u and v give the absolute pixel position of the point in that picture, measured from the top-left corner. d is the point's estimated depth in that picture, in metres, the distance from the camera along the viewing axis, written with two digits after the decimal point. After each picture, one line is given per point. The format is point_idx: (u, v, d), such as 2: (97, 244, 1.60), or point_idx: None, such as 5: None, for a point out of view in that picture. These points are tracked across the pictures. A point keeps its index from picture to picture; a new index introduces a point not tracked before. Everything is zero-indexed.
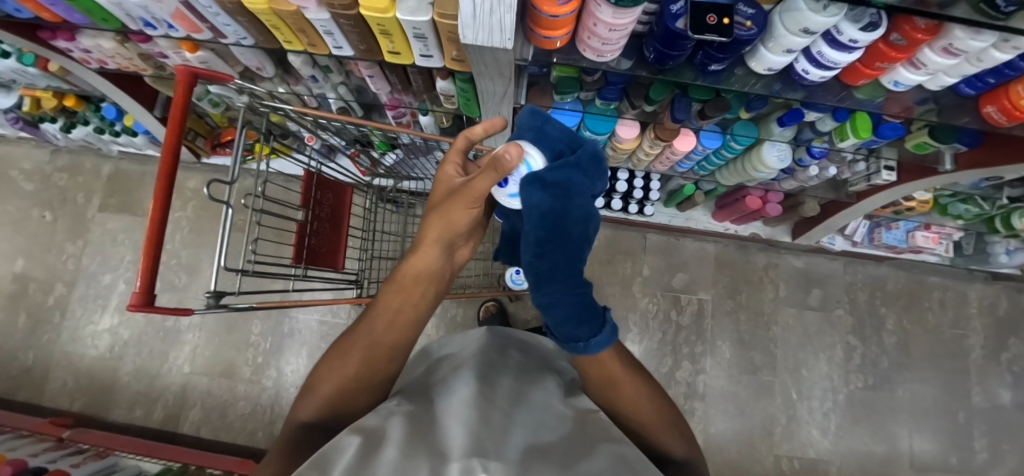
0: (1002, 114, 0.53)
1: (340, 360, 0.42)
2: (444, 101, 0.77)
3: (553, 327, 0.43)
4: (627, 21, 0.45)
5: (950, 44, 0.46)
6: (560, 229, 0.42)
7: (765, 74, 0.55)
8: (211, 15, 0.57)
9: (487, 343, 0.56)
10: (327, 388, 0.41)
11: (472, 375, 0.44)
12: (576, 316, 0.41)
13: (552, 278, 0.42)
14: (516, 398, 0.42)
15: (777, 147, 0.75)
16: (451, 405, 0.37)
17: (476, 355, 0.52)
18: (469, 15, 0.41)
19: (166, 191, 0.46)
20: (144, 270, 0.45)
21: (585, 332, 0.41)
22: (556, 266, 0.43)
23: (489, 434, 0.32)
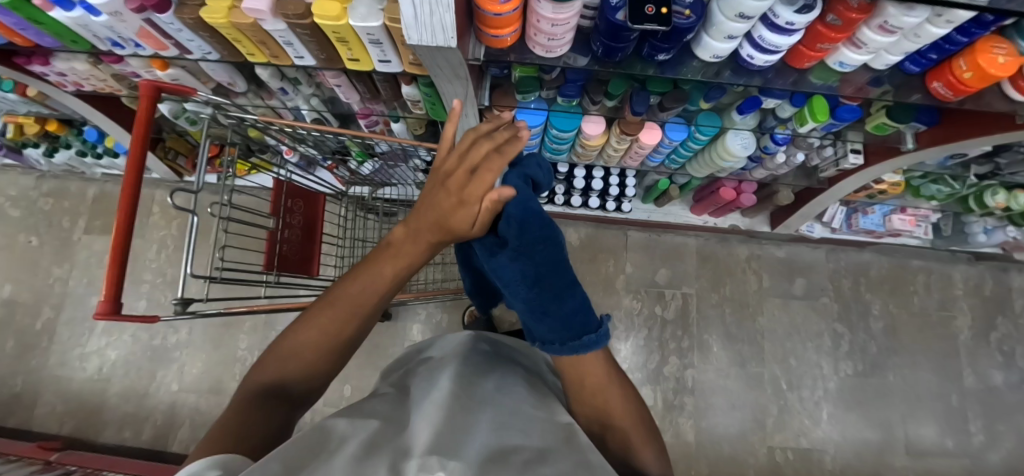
0: (948, 88, 0.55)
1: (322, 321, 0.42)
2: (412, 107, 0.78)
3: (555, 334, 0.36)
4: (568, 15, 0.47)
5: (885, 22, 0.46)
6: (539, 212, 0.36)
7: (714, 62, 0.57)
8: (174, 32, 0.58)
9: (472, 343, 0.52)
10: (301, 353, 0.41)
11: (455, 371, 0.40)
12: (584, 304, 0.38)
13: (557, 282, 0.36)
14: (494, 394, 0.37)
15: (741, 136, 0.76)
16: (422, 402, 0.32)
17: (459, 353, 0.47)
18: (411, 16, 0.43)
19: (133, 194, 0.47)
20: (109, 279, 0.46)
21: (592, 321, 0.38)
22: (556, 268, 0.36)
23: (455, 430, 0.27)
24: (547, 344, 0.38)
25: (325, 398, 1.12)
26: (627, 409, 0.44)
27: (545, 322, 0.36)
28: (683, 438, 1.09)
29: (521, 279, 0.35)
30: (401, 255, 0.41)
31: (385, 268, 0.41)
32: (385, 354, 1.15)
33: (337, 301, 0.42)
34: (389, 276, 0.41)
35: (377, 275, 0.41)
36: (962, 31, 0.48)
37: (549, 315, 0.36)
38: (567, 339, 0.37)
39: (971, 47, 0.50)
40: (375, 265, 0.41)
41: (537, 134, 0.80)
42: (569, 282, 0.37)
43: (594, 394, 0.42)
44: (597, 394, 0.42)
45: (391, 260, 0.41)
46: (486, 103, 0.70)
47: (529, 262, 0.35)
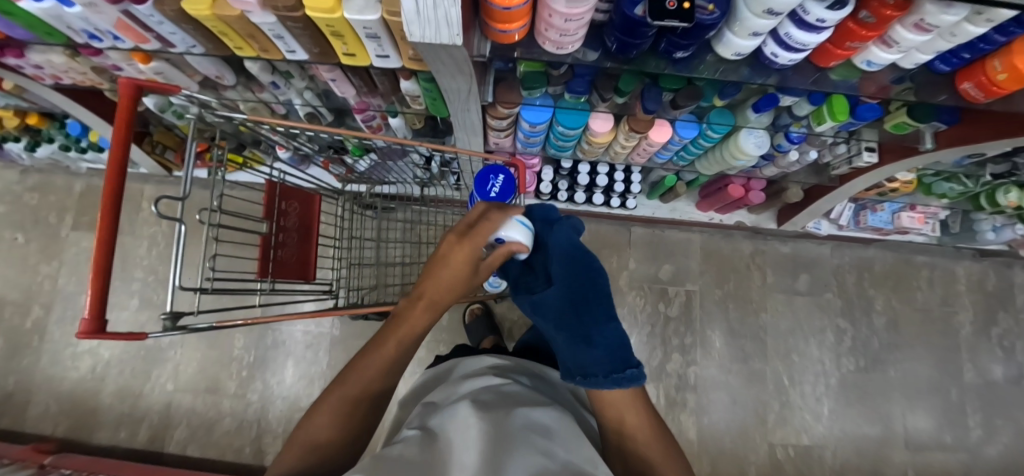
0: (979, 90, 0.52)
1: (336, 399, 0.37)
2: (411, 103, 0.74)
3: (592, 364, 0.43)
4: (582, 10, 0.43)
5: (921, 19, 0.44)
6: (578, 259, 0.50)
7: (734, 60, 0.53)
8: (154, 24, 0.54)
9: (501, 372, 0.49)
10: (321, 442, 0.35)
11: (484, 402, 0.37)
12: (620, 340, 0.44)
13: (590, 314, 0.46)
14: (526, 420, 0.35)
15: (755, 134, 0.73)
16: (455, 443, 0.30)
17: (480, 384, 0.44)
18: (413, 11, 0.39)
19: (114, 194, 0.45)
20: (93, 296, 0.43)
21: (632, 358, 0.43)
22: (594, 303, 0.47)
23: (494, 471, 0.25)
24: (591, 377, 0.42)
25: None
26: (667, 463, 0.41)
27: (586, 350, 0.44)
28: (685, 435, 1.09)
29: (563, 307, 0.47)
30: (406, 323, 0.43)
31: (390, 342, 0.41)
32: None
33: (345, 382, 0.38)
34: (403, 337, 0.42)
35: (383, 344, 0.41)
36: (1000, 31, 0.45)
37: (590, 343, 0.44)
38: (610, 372, 0.41)
39: (1008, 47, 0.47)
40: (378, 340, 0.41)
41: (542, 131, 0.77)
42: (603, 317, 0.46)
43: (613, 406, 0.42)
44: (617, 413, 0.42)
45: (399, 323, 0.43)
46: (490, 99, 0.67)
47: (569, 293, 0.48)
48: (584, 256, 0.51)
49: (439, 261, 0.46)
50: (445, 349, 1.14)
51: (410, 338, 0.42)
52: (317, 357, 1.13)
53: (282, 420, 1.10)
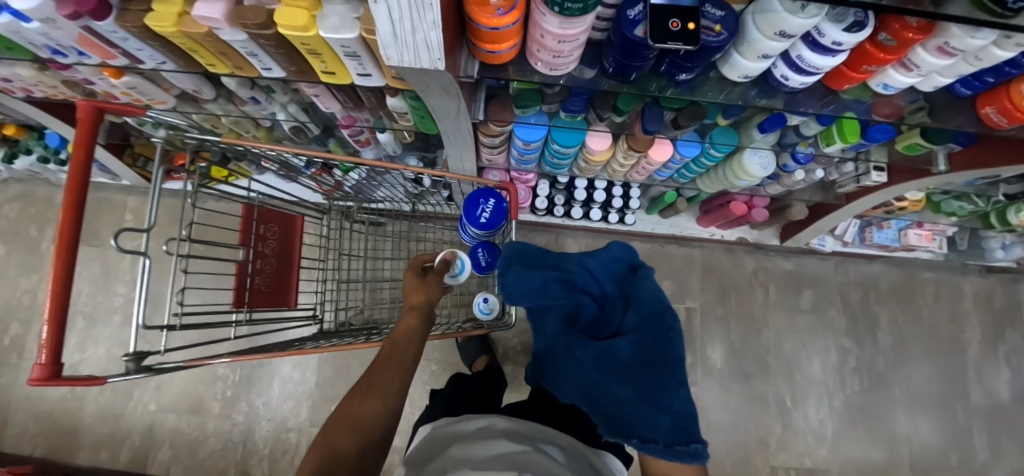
0: (1002, 115, 0.48)
1: (353, 395, 0.38)
2: (398, 119, 0.71)
3: (656, 433, 0.46)
4: (578, 31, 0.40)
5: (945, 43, 0.40)
6: (653, 316, 0.54)
7: (741, 82, 0.50)
8: (118, 40, 0.50)
9: (513, 437, 0.46)
10: (347, 433, 0.34)
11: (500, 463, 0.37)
12: (678, 419, 0.46)
13: (658, 379, 0.49)
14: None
15: (760, 154, 0.70)
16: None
17: (497, 450, 0.41)
18: (389, 35, 0.36)
19: (76, 210, 0.43)
20: (49, 340, 0.41)
21: (697, 435, 0.46)
22: (665, 370, 0.50)
23: None
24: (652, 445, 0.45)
25: (312, 419, 1.08)
26: None
27: (652, 419, 0.46)
28: None
29: (630, 360, 0.51)
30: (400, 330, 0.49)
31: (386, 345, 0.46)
32: None
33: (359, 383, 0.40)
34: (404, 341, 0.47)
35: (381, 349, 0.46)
36: None
37: (655, 406, 0.47)
38: (672, 442, 0.45)
39: None
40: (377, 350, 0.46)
41: (537, 148, 0.73)
42: (668, 383, 0.49)
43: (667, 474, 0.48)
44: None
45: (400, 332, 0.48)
46: (481, 117, 0.63)
47: (640, 347, 0.51)
48: (668, 322, 0.53)
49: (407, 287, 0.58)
50: (438, 368, 1.10)
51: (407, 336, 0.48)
52: (305, 376, 1.09)
53: (268, 442, 1.06)
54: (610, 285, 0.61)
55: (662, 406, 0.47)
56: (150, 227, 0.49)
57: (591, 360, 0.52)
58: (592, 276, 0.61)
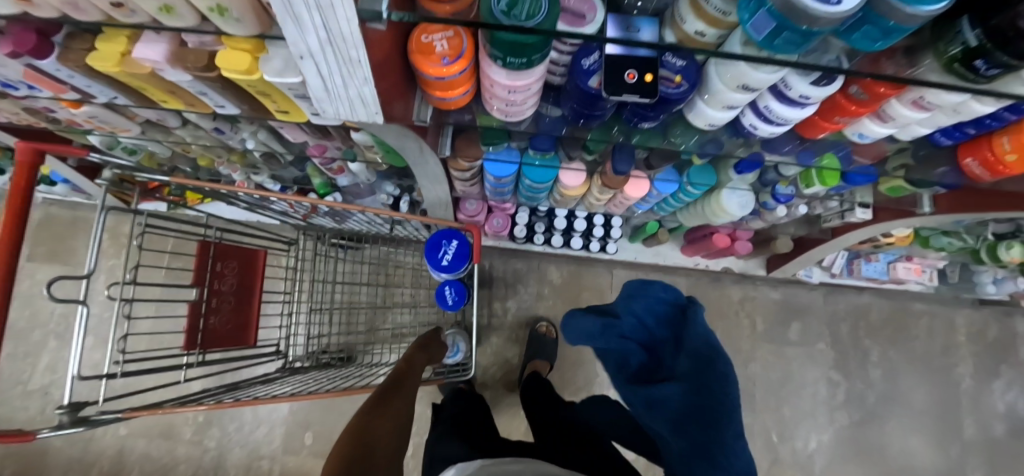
0: (983, 167, 0.46)
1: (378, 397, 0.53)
2: (368, 151, 0.69)
3: None
4: (527, 82, 0.38)
5: (921, 97, 0.38)
6: (705, 381, 0.48)
7: (708, 129, 0.47)
8: (65, 77, 0.49)
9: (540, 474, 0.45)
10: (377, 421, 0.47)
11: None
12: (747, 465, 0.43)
13: (703, 421, 0.45)
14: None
15: (738, 193, 0.68)
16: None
17: None
18: (321, 89, 0.36)
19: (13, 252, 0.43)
20: None
21: None
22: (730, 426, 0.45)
23: None
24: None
25: (285, 446, 1.05)
26: None
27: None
28: None
29: (678, 400, 0.48)
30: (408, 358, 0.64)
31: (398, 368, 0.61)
32: (350, 399, 1.06)
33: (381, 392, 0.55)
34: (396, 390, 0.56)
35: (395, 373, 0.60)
36: (1011, 109, 0.39)
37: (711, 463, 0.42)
38: None
39: (1018, 124, 0.41)
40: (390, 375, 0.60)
41: (510, 183, 0.72)
42: (722, 435, 0.44)
43: None
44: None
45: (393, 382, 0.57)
46: (448, 153, 0.61)
47: (689, 389, 0.48)
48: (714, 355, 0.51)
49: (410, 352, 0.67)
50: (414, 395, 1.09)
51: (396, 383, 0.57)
52: (279, 404, 1.06)
53: (239, 470, 1.03)
54: (658, 329, 0.59)
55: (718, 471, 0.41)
56: (90, 273, 0.46)
57: (640, 403, 0.52)
58: (637, 328, 0.59)
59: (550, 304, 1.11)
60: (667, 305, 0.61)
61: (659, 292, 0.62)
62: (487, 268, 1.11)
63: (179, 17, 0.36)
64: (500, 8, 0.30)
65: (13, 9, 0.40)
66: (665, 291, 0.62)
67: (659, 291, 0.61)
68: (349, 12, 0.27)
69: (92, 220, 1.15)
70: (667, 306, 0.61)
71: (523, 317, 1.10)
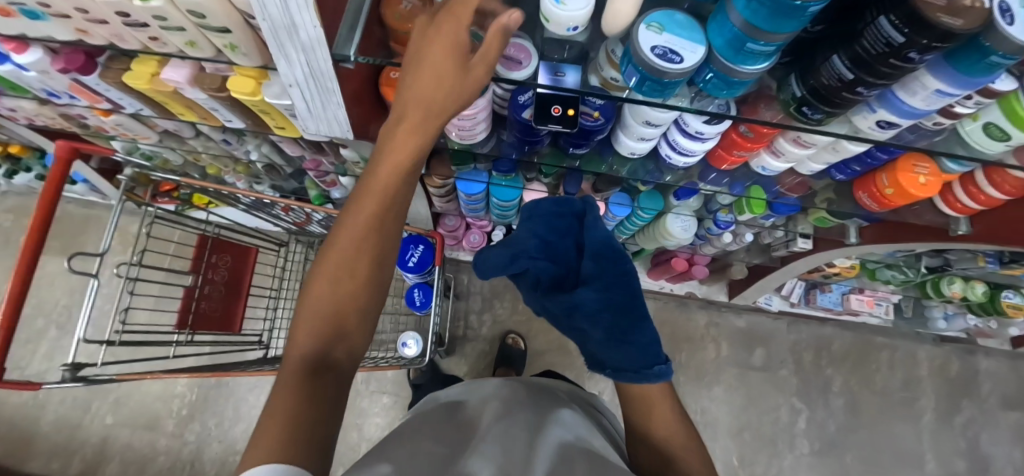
0: (872, 200, 0.54)
1: (343, 244, 0.34)
2: (356, 167, 0.78)
3: (631, 363, 0.45)
4: (474, 111, 0.47)
5: (798, 136, 0.46)
6: (615, 279, 0.50)
7: (633, 157, 0.56)
8: (102, 90, 0.59)
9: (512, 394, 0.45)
10: (331, 304, 0.33)
11: (497, 416, 0.39)
12: (654, 338, 0.48)
13: (615, 320, 0.47)
14: (558, 429, 0.38)
15: (681, 218, 0.77)
16: (475, 448, 0.31)
17: (491, 402, 0.43)
18: (305, 110, 0.45)
19: (39, 235, 0.52)
20: None
21: (663, 357, 0.47)
22: (634, 312, 0.48)
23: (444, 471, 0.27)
24: (622, 371, 0.46)
25: None
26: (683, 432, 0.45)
27: (629, 353, 0.46)
28: None
29: (594, 304, 0.47)
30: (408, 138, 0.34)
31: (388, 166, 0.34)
32: None
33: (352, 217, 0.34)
34: (388, 189, 0.34)
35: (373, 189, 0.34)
36: (881, 149, 0.47)
37: (628, 343, 0.46)
38: (642, 368, 0.45)
39: (894, 164, 0.49)
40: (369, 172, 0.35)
41: (481, 200, 0.80)
42: (634, 321, 0.48)
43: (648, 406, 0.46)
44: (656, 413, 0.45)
45: (389, 153, 0.34)
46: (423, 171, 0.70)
47: (602, 291, 0.48)
48: (617, 252, 0.52)
49: (416, 51, 0.32)
50: (390, 400, 1.14)
51: (390, 175, 0.34)
52: (259, 401, 1.11)
53: (215, 465, 1.07)
54: (560, 241, 0.54)
55: (630, 352, 0.46)
56: (104, 252, 0.57)
57: (562, 313, 0.50)
58: (541, 246, 0.52)
59: (524, 319, 1.17)
60: (566, 212, 0.57)
61: (547, 208, 0.56)
62: (466, 282, 1.19)
63: (200, 49, 0.46)
64: None
65: (71, 36, 0.50)
66: (549, 203, 0.57)
67: (549, 204, 0.57)
68: (325, 54, 0.36)
69: (104, 220, 1.25)
70: (566, 213, 0.56)
71: (497, 330, 1.16)
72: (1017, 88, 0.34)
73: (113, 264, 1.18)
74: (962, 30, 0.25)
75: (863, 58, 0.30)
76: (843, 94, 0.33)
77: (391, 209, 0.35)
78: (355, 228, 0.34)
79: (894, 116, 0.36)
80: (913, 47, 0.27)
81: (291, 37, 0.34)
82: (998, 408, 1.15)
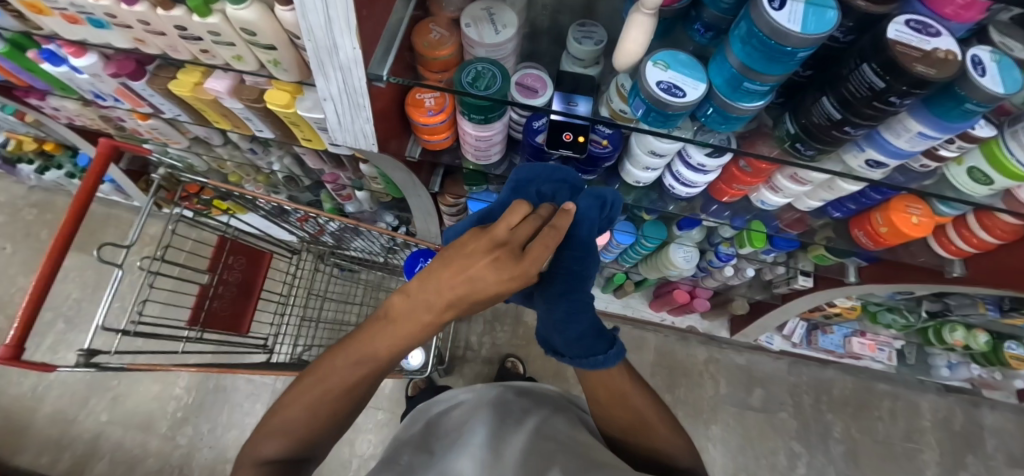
0: (868, 238, 0.56)
1: (321, 388, 0.37)
2: (372, 182, 0.82)
3: (569, 348, 0.45)
4: (491, 133, 0.51)
5: (795, 173, 0.48)
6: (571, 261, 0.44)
7: (639, 186, 0.59)
8: (147, 95, 0.63)
9: (508, 409, 0.55)
10: (301, 422, 0.37)
11: (478, 417, 0.53)
12: (595, 328, 0.46)
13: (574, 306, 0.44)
14: (540, 437, 0.48)
15: (684, 249, 0.78)
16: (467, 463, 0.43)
17: (494, 409, 0.55)
18: (336, 122, 0.49)
19: (73, 224, 0.55)
20: (20, 328, 0.50)
21: (601, 345, 0.45)
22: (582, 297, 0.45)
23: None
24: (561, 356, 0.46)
25: None
26: (658, 421, 0.49)
27: (558, 337, 0.45)
28: None
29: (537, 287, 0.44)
30: (398, 336, 0.35)
31: (378, 349, 0.36)
32: None
33: (336, 366, 0.37)
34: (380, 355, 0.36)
35: (360, 357, 0.36)
36: (874, 188, 0.50)
37: (562, 332, 0.45)
38: (584, 355, 0.45)
39: (888, 203, 0.51)
40: (356, 337, 0.37)
41: None
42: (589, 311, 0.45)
43: (631, 411, 0.48)
44: (631, 415, 0.49)
45: (389, 329, 0.35)
46: (437, 189, 0.74)
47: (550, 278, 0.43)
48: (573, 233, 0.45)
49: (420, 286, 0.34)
50: (384, 417, 1.12)
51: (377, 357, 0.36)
52: (253, 408, 1.10)
53: (204, 471, 1.05)
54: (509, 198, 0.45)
55: (564, 340, 0.46)
56: (131, 244, 0.59)
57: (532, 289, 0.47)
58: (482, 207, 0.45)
59: (523, 343, 1.17)
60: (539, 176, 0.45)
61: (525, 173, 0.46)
62: None
63: (245, 63, 0.50)
64: (467, 80, 0.44)
65: (127, 44, 0.54)
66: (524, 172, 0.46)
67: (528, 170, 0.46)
68: (361, 73, 0.39)
69: (124, 219, 1.29)
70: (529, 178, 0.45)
71: (496, 353, 1.16)
72: (997, 136, 0.37)
73: (137, 255, 1.22)
74: (935, 78, 0.28)
75: (849, 100, 0.33)
76: (832, 132, 0.36)
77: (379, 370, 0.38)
78: (334, 371, 0.37)
79: (881, 155, 0.39)
80: (893, 92, 0.30)
81: (332, 57, 0.38)
82: (1004, 466, 1.11)
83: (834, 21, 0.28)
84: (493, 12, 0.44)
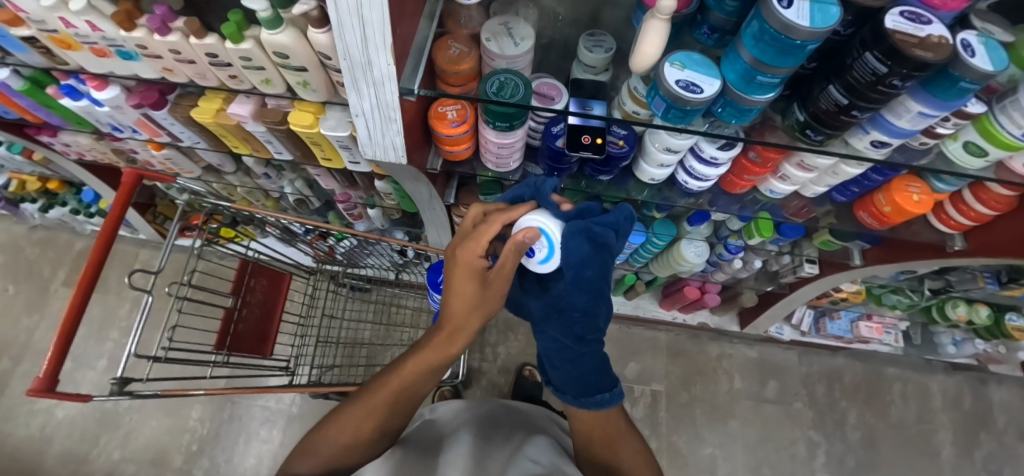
0: (873, 218, 0.59)
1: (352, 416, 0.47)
2: (385, 198, 0.84)
3: (571, 388, 0.47)
4: (512, 140, 0.53)
5: (802, 161, 0.51)
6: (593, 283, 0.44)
7: (653, 183, 0.61)
8: (167, 125, 0.65)
9: (497, 430, 0.58)
10: (332, 448, 0.46)
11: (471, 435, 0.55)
12: (601, 368, 0.48)
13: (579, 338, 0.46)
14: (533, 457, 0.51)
15: (695, 244, 0.81)
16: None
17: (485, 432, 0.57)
18: (365, 137, 0.51)
19: (102, 252, 0.55)
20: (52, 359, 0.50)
21: (607, 383, 0.48)
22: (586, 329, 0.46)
23: None
24: (562, 394, 0.48)
25: None
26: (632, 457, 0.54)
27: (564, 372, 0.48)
28: None
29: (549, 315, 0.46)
30: (409, 373, 0.46)
31: (394, 380, 0.46)
32: None
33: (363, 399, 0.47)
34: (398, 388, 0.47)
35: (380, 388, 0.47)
36: (875, 170, 0.53)
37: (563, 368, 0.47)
38: (580, 394, 0.47)
39: (888, 184, 0.54)
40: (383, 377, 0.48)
41: None
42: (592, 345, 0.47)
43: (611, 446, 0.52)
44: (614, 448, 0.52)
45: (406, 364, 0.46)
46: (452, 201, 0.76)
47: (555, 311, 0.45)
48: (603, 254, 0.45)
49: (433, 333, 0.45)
50: None
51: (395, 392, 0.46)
52: (269, 435, 1.08)
53: None
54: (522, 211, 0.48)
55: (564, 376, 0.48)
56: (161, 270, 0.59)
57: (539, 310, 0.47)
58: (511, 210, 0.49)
59: None
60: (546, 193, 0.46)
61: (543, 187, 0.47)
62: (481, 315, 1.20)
63: (272, 86, 0.52)
64: (492, 90, 0.46)
65: (153, 75, 0.56)
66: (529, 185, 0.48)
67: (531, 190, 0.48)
68: (393, 87, 0.42)
69: (128, 253, 1.28)
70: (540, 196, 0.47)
71: (512, 362, 1.16)
72: (988, 112, 0.40)
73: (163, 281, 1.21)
74: (933, 61, 0.31)
75: (854, 87, 0.36)
76: (840, 117, 0.39)
77: (399, 401, 0.47)
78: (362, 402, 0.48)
79: (885, 135, 0.42)
80: (895, 76, 0.33)
81: (366, 73, 0.40)
82: (1017, 441, 1.13)
83: (838, 14, 0.31)
84: (510, 26, 0.47)
